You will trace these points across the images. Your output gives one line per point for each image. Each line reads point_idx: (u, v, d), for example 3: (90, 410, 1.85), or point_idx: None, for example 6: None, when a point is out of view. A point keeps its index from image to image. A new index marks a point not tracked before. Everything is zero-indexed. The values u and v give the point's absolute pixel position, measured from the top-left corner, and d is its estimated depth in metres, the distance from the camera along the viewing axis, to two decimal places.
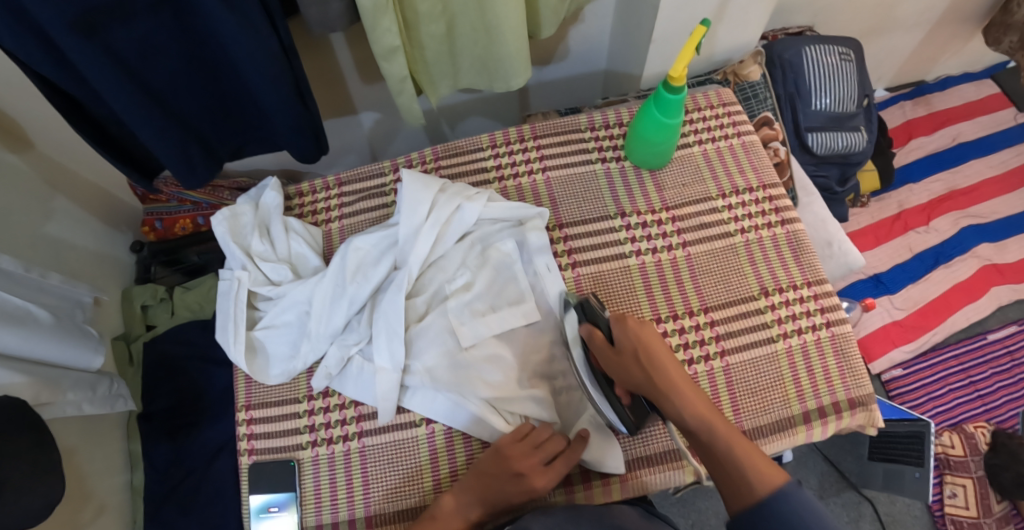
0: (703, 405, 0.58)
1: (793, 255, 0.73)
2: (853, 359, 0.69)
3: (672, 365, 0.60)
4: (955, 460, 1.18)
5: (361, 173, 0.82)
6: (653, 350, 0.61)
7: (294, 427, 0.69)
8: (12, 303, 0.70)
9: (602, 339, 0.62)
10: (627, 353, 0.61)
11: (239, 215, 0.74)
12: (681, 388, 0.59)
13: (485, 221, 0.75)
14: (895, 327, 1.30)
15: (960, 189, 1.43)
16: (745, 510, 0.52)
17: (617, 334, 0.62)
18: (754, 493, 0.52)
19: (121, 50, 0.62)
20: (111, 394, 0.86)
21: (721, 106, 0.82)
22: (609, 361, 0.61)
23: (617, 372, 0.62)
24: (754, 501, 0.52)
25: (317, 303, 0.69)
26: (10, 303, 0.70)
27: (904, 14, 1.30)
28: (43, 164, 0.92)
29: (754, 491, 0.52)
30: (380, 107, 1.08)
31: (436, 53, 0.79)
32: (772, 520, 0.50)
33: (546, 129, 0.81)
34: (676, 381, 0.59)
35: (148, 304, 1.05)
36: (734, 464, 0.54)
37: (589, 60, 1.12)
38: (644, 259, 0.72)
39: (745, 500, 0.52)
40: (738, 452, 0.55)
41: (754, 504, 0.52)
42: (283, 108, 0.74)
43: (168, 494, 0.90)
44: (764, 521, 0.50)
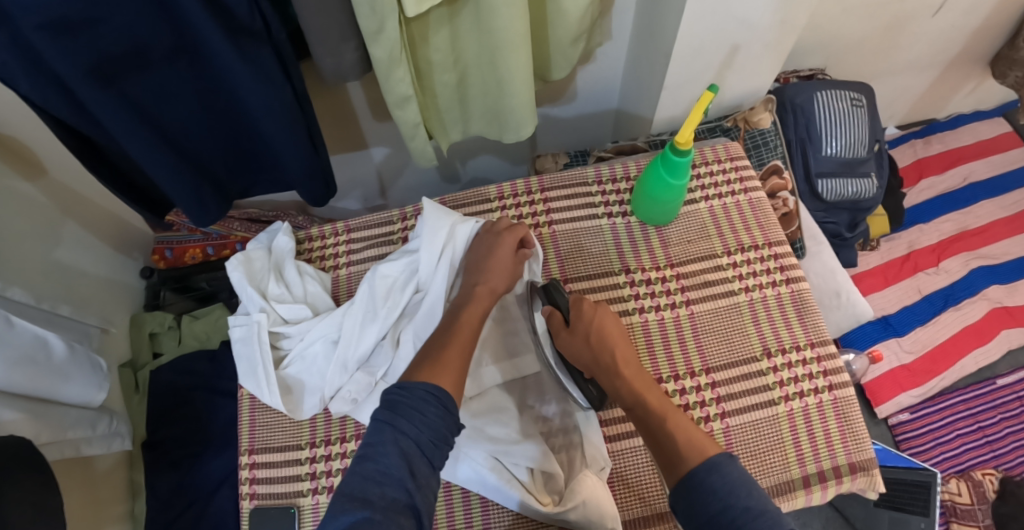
0: (643, 383, 0.62)
1: (797, 314, 0.73)
2: (855, 423, 0.69)
3: (620, 344, 0.65)
4: (962, 508, 1.16)
5: (370, 219, 0.83)
6: (605, 331, 0.66)
7: (295, 474, 0.70)
8: (30, 333, 0.74)
9: (560, 320, 0.68)
10: (579, 334, 0.66)
11: (254, 260, 0.76)
12: (626, 368, 0.63)
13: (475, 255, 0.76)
14: (903, 371, 1.28)
15: (970, 230, 1.42)
16: (678, 480, 0.52)
17: (573, 316, 0.67)
18: (687, 462, 0.52)
19: (135, 96, 0.63)
20: (111, 431, 0.90)
21: (729, 160, 0.83)
22: (563, 339, 0.67)
23: (571, 354, 0.67)
24: (685, 471, 0.52)
25: (347, 330, 0.70)
26: (29, 333, 0.74)
27: (915, 56, 1.30)
28: (56, 190, 0.95)
29: (685, 462, 0.53)
30: (390, 143, 1.09)
31: (449, 99, 0.80)
32: (703, 487, 0.50)
33: (554, 181, 0.82)
34: (622, 362, 0.63)
35: (156, 332, 1.10)
36: (671, 437, 0.56)
37: (599, 99, 1.13)
38: (647, 316, 0.73)
39: (677, 471, 0.52)
40: (675, 428, 0.56)
41: (684, 474, 0.52)
42: (295, 154, 0.76)
43: (169, 525, 0.95)
44: (694, 487, 0.50)
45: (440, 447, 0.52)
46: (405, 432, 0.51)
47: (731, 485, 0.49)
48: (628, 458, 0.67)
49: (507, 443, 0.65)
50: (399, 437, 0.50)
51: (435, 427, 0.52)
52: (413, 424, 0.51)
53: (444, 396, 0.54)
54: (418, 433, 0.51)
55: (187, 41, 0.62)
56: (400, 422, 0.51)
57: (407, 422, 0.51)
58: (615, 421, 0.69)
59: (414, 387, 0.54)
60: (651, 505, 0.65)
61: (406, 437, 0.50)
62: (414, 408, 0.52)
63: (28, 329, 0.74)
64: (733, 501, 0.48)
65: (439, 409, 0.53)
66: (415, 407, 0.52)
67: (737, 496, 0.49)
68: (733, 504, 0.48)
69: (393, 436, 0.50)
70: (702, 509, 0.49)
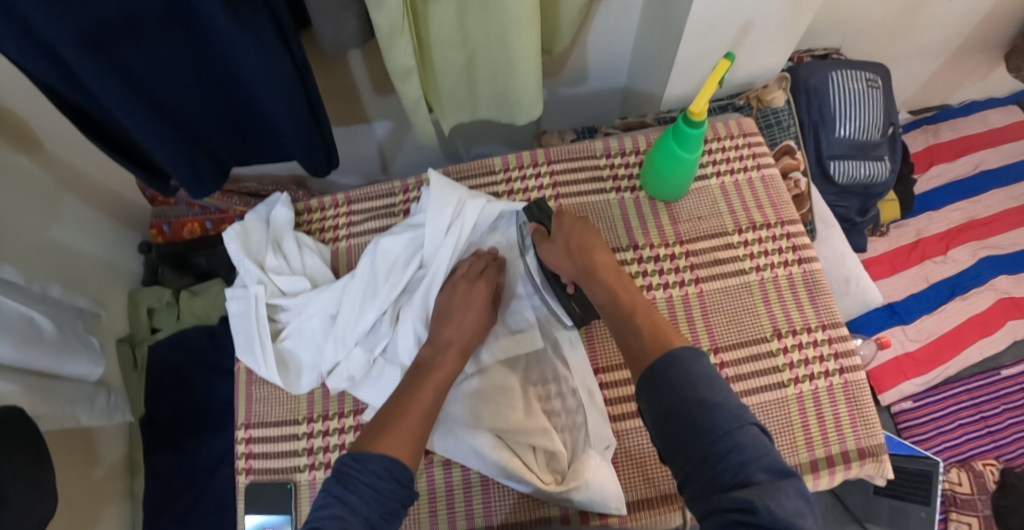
0: (620, 285, 0.62)
1: (808, 295, 0.71)
2: (865, 407, 0.67)
3: (598, 251, 0.65)
4: (962, 498, 1.15)
5: (371, 190, 0.81)
6: (586, 239, 0.66)
7: (291, 449, 0.68)
8: (16, 311, 0.70)
9: (541, 232, 0.69)
10: (559, 243, 0.66)
11: (250, 232, 0.74)
12: (603, 274, 0.63)
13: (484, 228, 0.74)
14: (908, 359, 1.26)
15: (981, 219, 1.39)
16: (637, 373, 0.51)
17: (554, 228, 0.68)
18: (645, 358, 0.52)
19: (126, 64, 0.60)
20: (110, 406, 0.89)
21: (742, 137, 0.80)
22: (543, 249, 0.67)
23: (554, 263, 0.67)
24: (648, 365, 0.51)
25: (347, 305, 0.68)
26: (15, 312, 0.70)
27: (933, 40, 1.26)
28: (54, 166, 0.92)
29: (647, 356, 0.52)
30: (392, 118, 1.06)
31: (455, 84, 0.77)
32: (664, 381, 0.48)
33: (560, 153, 0.79)
34: (599, 267, 0.63)
35: (154, 308, 1.07)
36: (636, 336, 0.55)
37: (607, 76, 1.09)
38: (655, 294, 0.71)
39: (638, 366, 0.52)
40: (644, 327, 0.56)
41: (646, 367, 0.51)
42: (294, 125, 0.73)
43: (167, 504, 0.95)
44: (656, 381, 0.49)
45: (392, 520, 0.49)
46: (354, 508, 0.47)
47: (694, 381, 0.47)
48: (633, 440, 0.65)
49: (509, 422, 0.64)
50: (346, 513, 0.47)
51: (385, 501, 0.49)
52: (362, 500, 0.48)
53: (401, 468, 0.51)
54: (367, 509, 0.48)
55: (182, 8, 0.58)
56: (349, 497, 0.48)
57: (357, 497, 0.48)
58: (619, 401, 0.67)
59: (368, 459, 0.50)
60: (655, 487, 0.64)
61: (353, 513, 0.47)
62: (365, 482, 0.49)
63: (14, 307, 0.70)
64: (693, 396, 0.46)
65: (394, 482, 0.50)
66: (369, 481, 0.49)
67: (698, 390, 0.47)
68: (693, 397, 0.46)
69: (340, 512, 0.46)
70: (663, 403, 0.48)
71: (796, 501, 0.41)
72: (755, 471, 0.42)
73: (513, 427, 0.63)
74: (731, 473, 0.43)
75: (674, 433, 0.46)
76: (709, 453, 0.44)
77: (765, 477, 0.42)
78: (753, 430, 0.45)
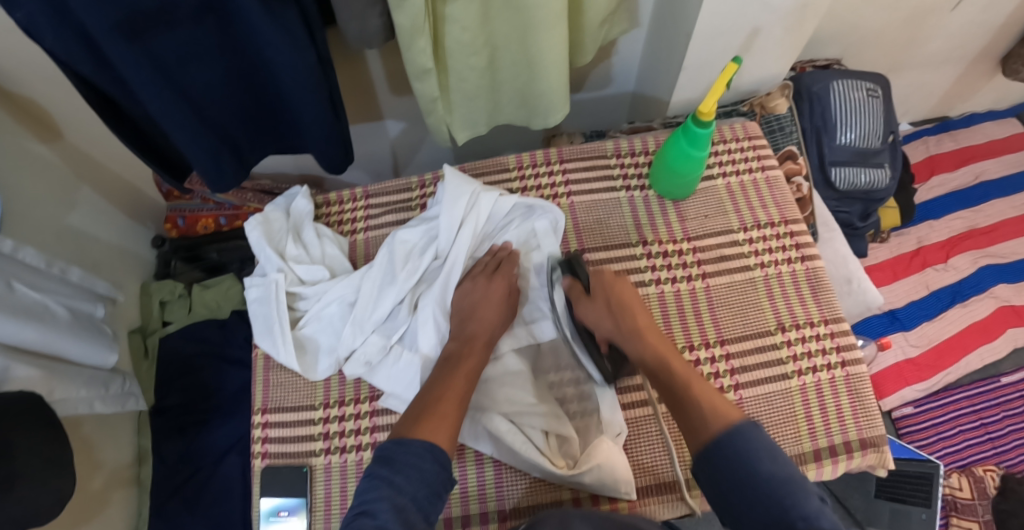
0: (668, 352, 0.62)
1: (811, 292, 0.74)
2: (866, 400, 0.69)
3: (642, 318, 0.66)
4: (963, 503, 1.16)
5: (388, 186, 0.84)
6: (624, 301, 0.67)
7: (308, 433, 0.70)
8: (31, 298, 0.73)
9: (580, 289, 0.68)
10: (601, 301, 0.67)
11: (272, 221, 0.76)
12: (647, 335, 0.64)
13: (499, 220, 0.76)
14: (909, 365, 1.28)
15: (980, 228, 1.41)
16: (699, 445, 0.53)
17: (594, 286, 0.68)
18: (708, 428, 0.53)
19: (160, 55, 0.63)
20: (124, 392, 0.90)
21: (747, 139, 0.83)
22: (583, 308, 0.67)
23: (592, 322, 0.67)
24: (707, 438, 0.52)
25: (365, 291, 0.71)
26: (29, 298, 0.73)
27: (930, 52, 1.30)
28: (73, 155, 0.96)
29: (708, 427, 0.53)
30: (407, 119, 1.10)
31: (479, 91, 0.78)
32: (727, 451, 0.50)
33: (572, 152, 0.82)
34: (644, 332, 0.65)
35: (166, 300, 1.11)
36: (693, 408, 0.56)
37: (617, 82, 1.13)
38: (663, 288, 0.74)
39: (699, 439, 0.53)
40: (699, 397, 0.56)
41: (706, 439, 0.52)
42: (315, 118, 0.75)
43: (177, 491, 0.97)
44: (719, 453, 0.51)
45: (435, 502, 0.52)
46: (402, 489, 0.50)
47: (753, 453, 0.49)
48: (642, 431, 0.67)
49: (521, 405, 0.66)
50: (394, 494, 0.50)
51: (430, 482, 0.52)
52: (407, 481, 0.51)
53: (440, 451, 0.54)
54: (413, 490, 0.51)
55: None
56: (396, 478, 0.51)
57: (403, 478, 0.51)
58: (629, 390, 0.69)
59: (410, 442, 0.54)
60: (662, 474, 0.65)
61: (402, 494, 0.50)
62: (410, 464, 0.52)
63: (28, 294, 0.73)
64: (757, 468, 0.49)
65: (436, 465, 0.53)
66: (413, 462, 0.52)
67: (761, 461, 0.49)
68: (759, 472, 0.48)
69: (389, 493, 0.49)
70: (727, 475, 0.50)
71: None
72: None
73: (527, 412, 0.65)
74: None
75: (741, 504, 0.48)
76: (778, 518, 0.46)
77: None
78: (818, 499, 0.47)
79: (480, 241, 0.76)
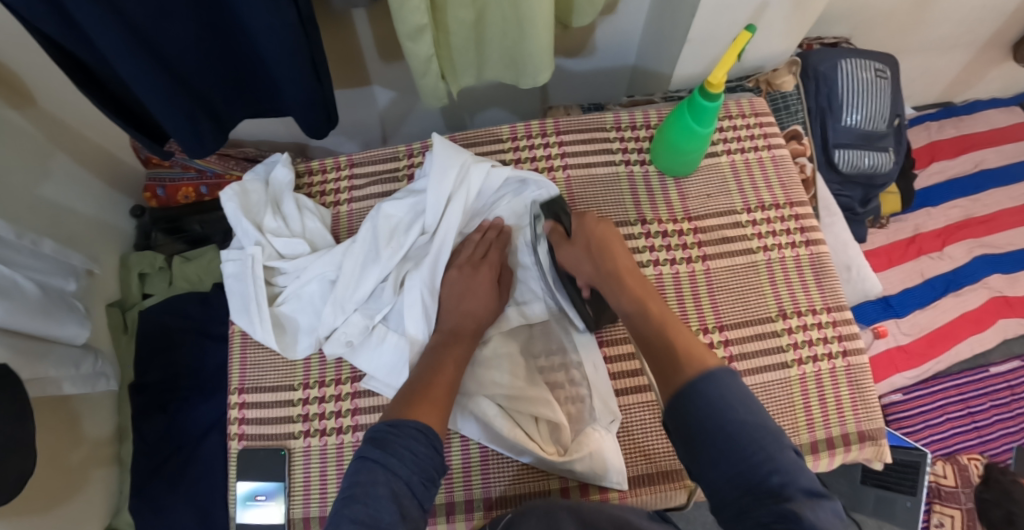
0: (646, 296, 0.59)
1: (815, 278, 0.71)
2: (866, 391, 0.67)
3: (622, 259, 0.63)
4: (946, 490, 1.17)
5: (374, 154, 0.79)
6: (605, 242, 0.63)
7: (287, 415, 0.67)
8: None
9: (560, 232, 0.66)
10: (580, 244, 0.64)
11: (249, 192, 0.72)
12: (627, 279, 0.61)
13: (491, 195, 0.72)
14: (900, 352, 1.26)
15: (978, 217, 1.39)
16: (672, 391, 0.48)
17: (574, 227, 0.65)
18: (682, 374, 0.49)
19: (129, 12, 0.57)
20: (95, 371, 0.87)
21: (754, 116, 0.79)
22: (563, 251, 0.64)
23: (572, 265, 0.64)
24: (677, 382, 0.48)
25: (347, 268, 0.67)
26: None
27: (942, 33, 1.26)
28: (47, 123, 0.90)
29: (682, 370, 0.49)
30: (396, 87, 1.05)
31: (462, 40, 0.73)
32: (699, 400, 0.46)
33: (570, 124, 0.78)
34: (623, 273, 0.61)
35: (146, 273, 1.06)
36: (669, 350, 0.52)
37: (616, 53, 1.08)
38: (662, 269, 0.70)
39: (667, 383, 0.49)
40: (671, 336, 0.53)
41: (681, 384, 0.48)
42: (296, 82, 0.70)
43: (156, 469, 0.94)
44: (689, 400, 0.46)
45: (429, 487, 0.49)
46: (397, 472, 0.47)
47: (727, 397, 0.45)
48: (635, 415, 0.65)
49: (511, 388, 0.64)
50: (390, 479, 0.47)
51: (425, 466, 0.49)
52: (403, 464, 0.48)
53: (435, 435, 0.52)
54: (409, 474, 0.48)
55: None
56: (391, 462, 0.48)
57: (398, 461, 0.48)
58: (624, 376, 0.66)
59: (404, 424, 0.51)
60: (656, 463, 0.63)
61: (397, 478, 0.47)
62: (404, 447, 0.49)
63: None
64: (726, 414, 0.45)
65: (430, 448, 0.50)
66: (407, 446, 0.50)
67: (733, 409, 0.45)
68: (729, 417, 0.45)
69: (385, 478, 0.47)
70: (694, 420, 0.46)
71: (835, 520, 0.40)
72: (796, 492, 0.41)
73: (516, 395, 0.63)
74: (774, 496, 0.41)
75: (707, 451, 0.45)
76: (753, 477, 0.43)
77: (807, 500, 0.41)
78: (792, 454, 0.44)
79: (471, 217, 0.72)
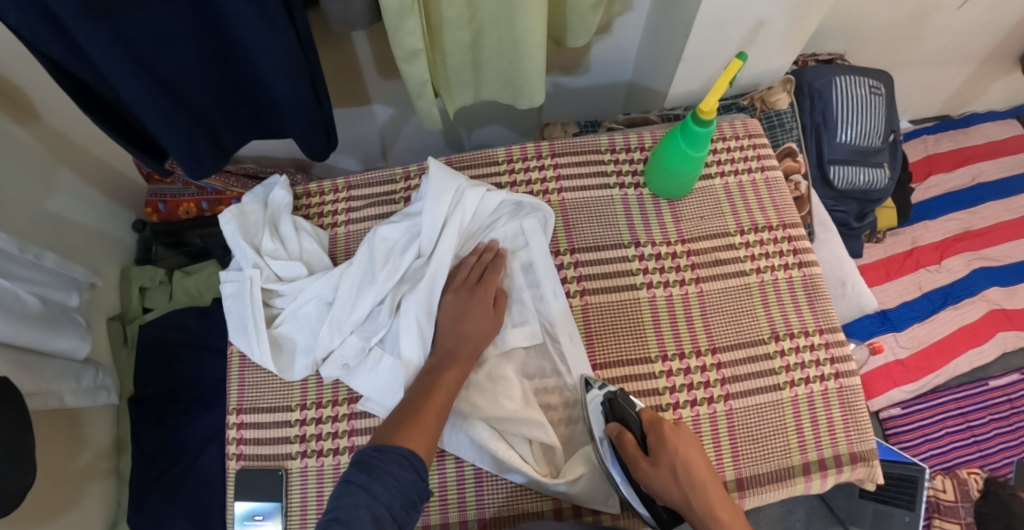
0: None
1: (807, 299, 0.71)
2: (858, 413, 0.67)
3: (711, 484, 0.55)
4: (945, 505, 1.16)
5: (372, 176, 0.80)
6: (692, 466, 0.55)
7: (284, 436, 0.68)
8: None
9: (635, 446, 0.56)
10: (664, 467, 0.55)
11: (247, 213, 0.73)
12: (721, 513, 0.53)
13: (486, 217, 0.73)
14: (898, 366, 1.27)
15: (975, 230, 1.39)
16: None
17: (652, 441, 0.57)
18: None
19: (131, 37, 0.59)
20: (95, 385, 0.88)
21: (748, 138, 0.80)
22: (645, 474, 0.55)
23: (655, 489, 0.56)
24: None
25: (344, 291, 0.68)
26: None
27: (937, 47, 1.27)
28: (50, 137, 0.92)
29: None
30: (396, 104, 1.06)
31: (460, 62, 0.75)
32: None
33: (565, 147, 0.79)
34: (717, 504, 0.54)
35: (146, 287, 1.07)
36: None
37: (612, 70, 1.09)
38: (655, 292, 0.71)
39: None
40: None
41: None
42: (296, 105, 0.72)
43: (155, 481, 0.94)
44: None
45: (411, 512, 0.50)
46: (378, 497, 0.48)
47: None
48: None
49: (503, 411, 0.63)
50: (371, 502, 0.48)
51: (407, 490, 0.50)
52: (385, 488, 0.49)
53: (419, 460, 0.53)
54: (390, 498, 0.49)
55: None
56: (374, 486, 0.49)
57: (380, 486, 0.49)
58: None
59: (390, 450, 0.52)
60: None
61: (379, 502, 0.48)
62: (387, 471, 0.50)
63: None
64: None
65: (414, 474, 0.51)
66: (391, 470, 0.50)
67: None
68: None
69: (366, 501, 0.47)
70: None
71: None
72: None
73: (508, 418, 0.63)
74: None
75: None
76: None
77: None
78: None
79: (467, 240, 0.73)
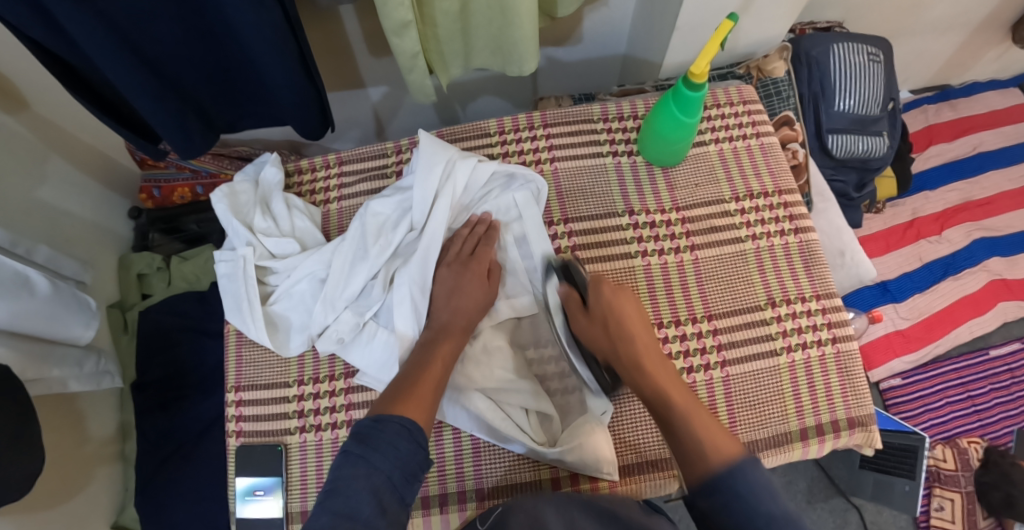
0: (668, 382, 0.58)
1: (804, 265, 0.71)
2: (856, 378, 0.67)
3: (642, 336, 0.61)
4: (946, 473, 1.16)
5: (362, 152, 0.79)
6: (625, 318, 0.62)
7: (282, 411, 0.68)
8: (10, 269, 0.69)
9: (577, 303, 0.64)
10: (598, 320, 0.63)
11: (239, 192, 0.73)
12: (646, 360, 0.60)
13: (478, 190, 0.72)
14: (898, 336, 1.27)
15: (976, 200, 1.38)
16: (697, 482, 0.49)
17: (591, 299, 0.63)
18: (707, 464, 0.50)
19: (113, 16, 0.58)
20: (99, 370, 0.88)
21: (743, 104, 0.79)
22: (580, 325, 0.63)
23: (590, 341, 0.63)
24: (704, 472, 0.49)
25: (337, 266, 0.67)
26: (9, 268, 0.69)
27: (938, 15, 1.24)
28: (41, 125, 0.91)
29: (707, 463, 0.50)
30: (387, 81, 1.04)
31: (449, 31, 0.73)
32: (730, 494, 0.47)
33: (557, 117, 0.78)
34: (643, 354, 0.60)
35: (145, 273, 1.07)
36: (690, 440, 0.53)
37: (607, 43, 1.07)
38: (650, 260, 0.71)
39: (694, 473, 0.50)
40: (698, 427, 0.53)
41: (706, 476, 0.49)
42: (288, 86, 0.71)
43: (157, 467, 0.94)
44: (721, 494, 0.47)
45: (412, 482, 0.50)
46: (378, 467, 0.49)
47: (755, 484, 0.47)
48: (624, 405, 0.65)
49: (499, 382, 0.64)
50: (370, 473, 0.48)
51: (406, 462, 0.50)
52: (385, 459, 0.49)
53: (419, 430, 0.52)
54: (390, 468, 0.49)
55: None
56: (372, 457, 0.49)
57: (379, 456, 0.49)
58: None
59: (388, 421, 0.52)
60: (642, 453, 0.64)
61: (378, 472, 0.48)
62: (386, 441, 0.50)
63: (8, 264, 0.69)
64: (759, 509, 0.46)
65: (413, 444, 0.51)
66: (390, 441, 0.50)
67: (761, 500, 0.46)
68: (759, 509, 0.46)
69: (366, 472, 0.48)
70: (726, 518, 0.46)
71: None
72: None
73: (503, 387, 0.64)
74: None
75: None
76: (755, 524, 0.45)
77: None
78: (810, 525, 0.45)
79: (460, 212, 0.72)
